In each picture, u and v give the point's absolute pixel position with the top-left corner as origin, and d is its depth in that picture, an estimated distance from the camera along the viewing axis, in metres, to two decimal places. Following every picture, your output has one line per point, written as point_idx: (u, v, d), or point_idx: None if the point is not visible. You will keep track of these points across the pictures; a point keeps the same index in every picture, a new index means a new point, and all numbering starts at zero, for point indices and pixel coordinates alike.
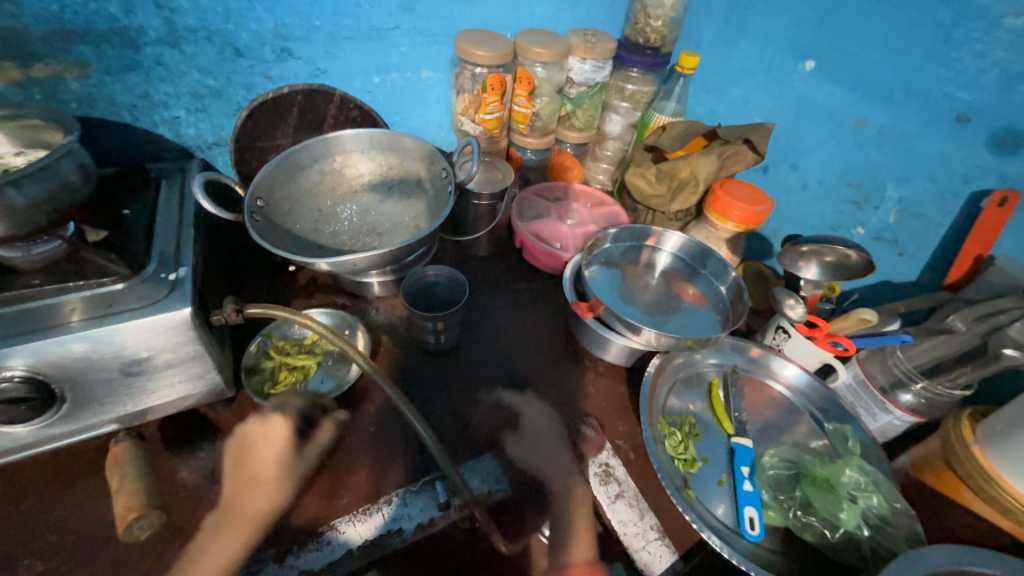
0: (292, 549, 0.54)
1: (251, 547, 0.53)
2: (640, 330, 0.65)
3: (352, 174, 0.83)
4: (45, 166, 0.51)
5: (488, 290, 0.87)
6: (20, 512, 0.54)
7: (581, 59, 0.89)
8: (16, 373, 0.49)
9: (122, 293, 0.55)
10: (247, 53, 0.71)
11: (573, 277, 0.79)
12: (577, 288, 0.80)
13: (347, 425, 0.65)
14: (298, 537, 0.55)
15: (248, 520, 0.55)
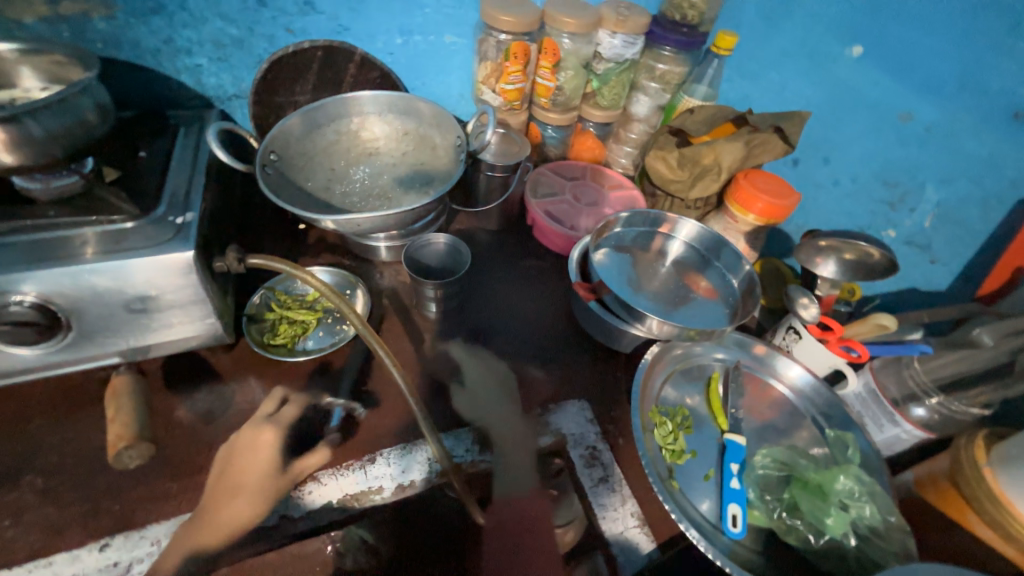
0: (306, 473, 0.56)
1: (268, 461, 0.56)
2: (643, 317, 0.64)
3: (367, 136, 0.83)
4: (63, 100, 0.52)
5: (494, 264, 0.87)
6: (27, 431, 0.57)
7: (611, 33, 0.85)
8: (28, 298, 0.51)
9: (131, 231, 0.56)
10: (270, 3, 0.71)
11: (580, 259, 0.77)
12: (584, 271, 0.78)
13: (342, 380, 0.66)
14: (309, 468, 0.57)
15: (262, 433, 0.59)
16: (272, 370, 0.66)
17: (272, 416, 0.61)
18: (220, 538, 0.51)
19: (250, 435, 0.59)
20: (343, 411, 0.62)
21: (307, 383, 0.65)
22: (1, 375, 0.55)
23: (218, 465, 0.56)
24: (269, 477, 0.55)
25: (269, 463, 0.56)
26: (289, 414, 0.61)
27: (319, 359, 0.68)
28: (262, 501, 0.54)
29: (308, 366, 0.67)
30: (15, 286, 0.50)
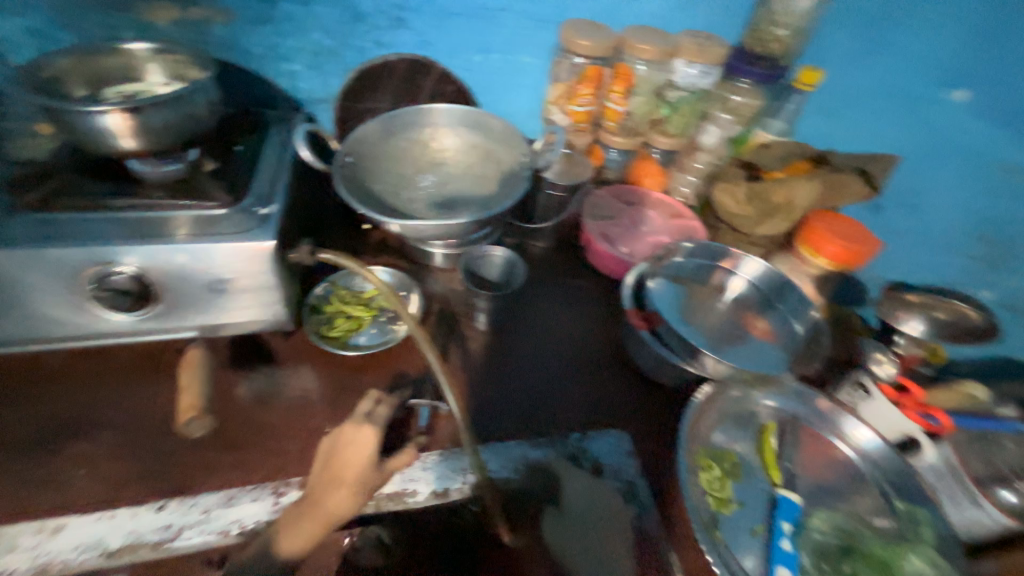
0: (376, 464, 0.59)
1: (366, 457, 0.55)
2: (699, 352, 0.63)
3: (435, 146, 0.86)
4: (179, 95, 0.58)
5: (544, 281, 0.87)
6: (106, 389, 0.61)
7: (688, 62, 0.83)
8: (129, 269, 0.56)
9: (220, 218, 0.60)
10: (366, 18, 0.76)
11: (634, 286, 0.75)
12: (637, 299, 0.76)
13: (388, 378, 0.68)
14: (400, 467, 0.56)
15: (362, 430, 0.56)
16: (325, 360, 0.69)
17: (369, 415, 0.59)
18: (321, 526, 0.52)
19: (352, 430, 0.57)
20: (430, 409, 0.64)
21: (355, 378, 0.68)
22: (90, 332, 0.60)
23: (326, 451, 0.56)
24: (367, 472, 0.54)
25: (367, 460, 0.55)
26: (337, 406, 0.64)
27: (368, 355, 0.70)
28: (359, 497, 0.53)
29: (358, 361, 0.69)
30: (119, 256, 0.55)
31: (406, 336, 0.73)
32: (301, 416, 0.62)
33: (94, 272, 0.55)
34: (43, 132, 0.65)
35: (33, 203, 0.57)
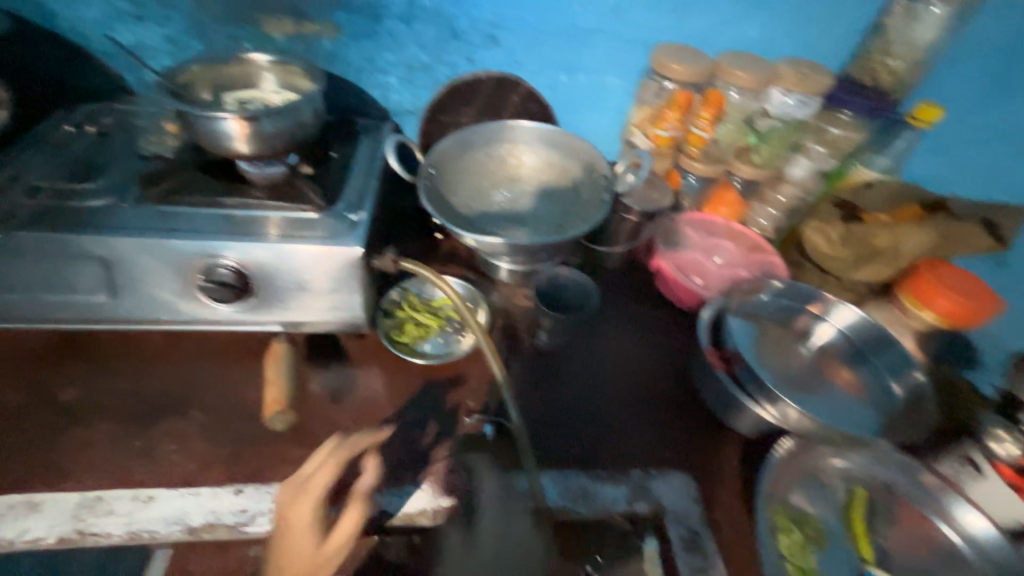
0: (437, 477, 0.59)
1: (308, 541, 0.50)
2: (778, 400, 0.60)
3: (513, 162, 0.87)
4: (292, 105, 0.62)
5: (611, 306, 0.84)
6: (199, 371, 0.66)
7: (785, 91, 0.79)
8: (229, 265, 0.60)
9: (315, 221, 0.64)
10: (461, 36, 0.78)
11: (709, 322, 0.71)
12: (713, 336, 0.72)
13: (453, 388, 0.69)
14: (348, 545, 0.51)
15: (297, 508, 0.53)
16: (393, 364, 0.71)
17: (305, 481, 0.55)
18: None
19: (291, 515, 0.52)
20: (494, 427, 0.64)
21: (420, 385, 0.69)
22: (186, 320, 0.64)
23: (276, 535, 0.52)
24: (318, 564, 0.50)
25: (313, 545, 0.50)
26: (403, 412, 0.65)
27: (434, 363, 0.71)
28: None
29: (423, 368, 0.71)
30: (224, 252, 0.59)
31: (472, 348, 0.73)
32: (368, 419, 0.64)
33: (201, 265, 0.59)
34: (171, 132, 0.72)
35: (156, 197, 0.61)
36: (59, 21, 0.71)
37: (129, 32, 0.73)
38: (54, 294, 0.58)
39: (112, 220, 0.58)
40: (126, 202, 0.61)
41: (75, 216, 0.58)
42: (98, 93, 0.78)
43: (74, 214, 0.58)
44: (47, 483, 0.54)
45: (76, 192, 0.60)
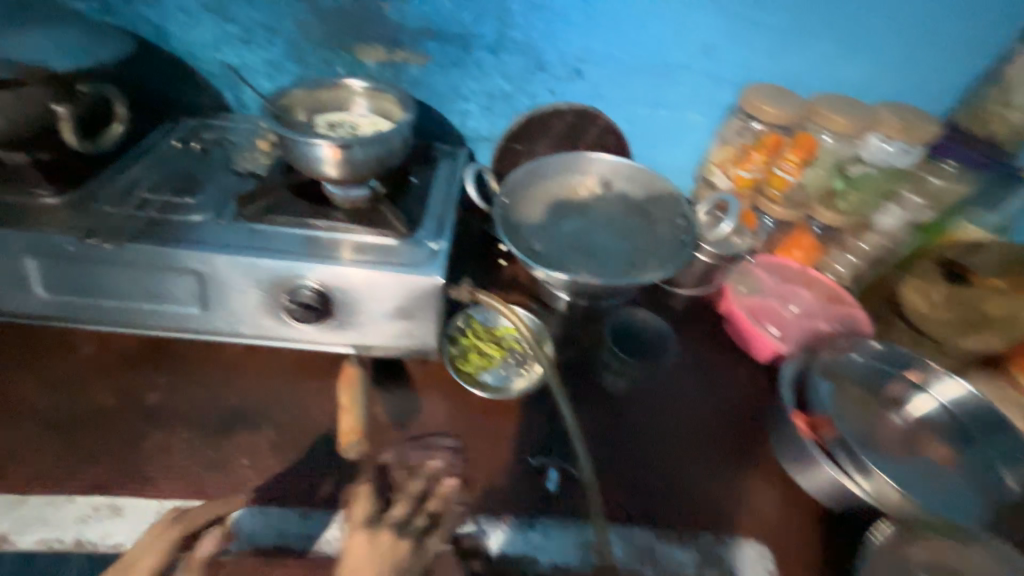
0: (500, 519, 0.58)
1: None
2: (871, 472, 0.56)
3: (584, 192, 0.85)
4: (385, 134, 0.63)
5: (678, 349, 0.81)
6: (272, 385, 0.67)
7: (885, 138, 0.75)
8: (309, 287, 0.61)
9: (396, 248, 0.64)
10: (546, 68, 0.78)
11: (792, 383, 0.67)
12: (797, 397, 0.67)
13: (516, 424, 0.67)
14: None
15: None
16: (456, 393, 0.70)
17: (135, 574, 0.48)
18: None
19: None
20: (560, 472, 0.62)
21: (483, 418, 0.67)
22: (263, 335, 0.65)
23: None
24: None
25: None
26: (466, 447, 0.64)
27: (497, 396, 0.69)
28: None
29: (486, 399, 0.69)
30: (311, 274, 0.60)
31: (538, 383, 0.71)
32: (431, 449, 0.63)
33: (287, 284, 0.61)
34: (263, 150, 0.75)
35: (249, 215, 0.64)
36: (172, 41, 0.75)
37: (233, 53, 0.77)
38: (150, 303, 0.60)
39: (207, 236, 0.60)
40: (222, 219, 0.64)
41: (175, 230, 0.60)
42: (198, 108, 0.82)
43: (175, 228, 0.61)
44: (130, 488, 0.56)
45: (178, 207, 0.64)
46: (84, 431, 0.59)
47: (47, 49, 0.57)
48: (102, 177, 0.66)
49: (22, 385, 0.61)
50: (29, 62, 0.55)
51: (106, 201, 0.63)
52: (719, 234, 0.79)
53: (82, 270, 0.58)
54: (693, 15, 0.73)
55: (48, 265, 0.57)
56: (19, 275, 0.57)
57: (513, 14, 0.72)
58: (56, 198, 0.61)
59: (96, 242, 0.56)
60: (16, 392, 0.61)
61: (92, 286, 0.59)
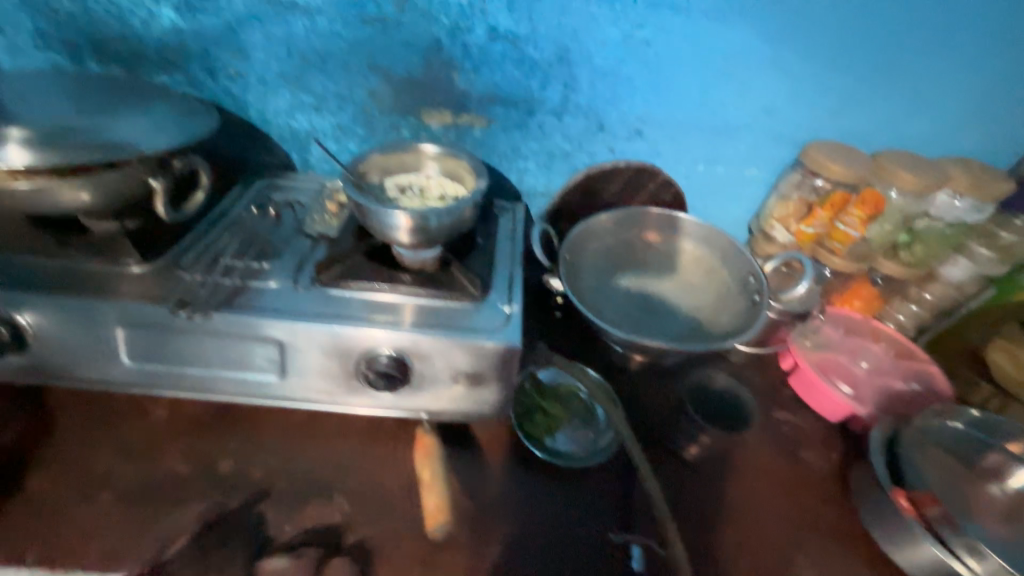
0: None
1: None
2: (987, 555, 0.53)
3: (640, 246, 0.86)
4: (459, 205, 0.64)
5: (745, 407, 0.79)
6: (343, 450, 0.66)
7: (954, 194, 0.75)
8: (385, 355, 0.61)
9: (472, 313, 0.65)
10: (607, 129, 0.79)
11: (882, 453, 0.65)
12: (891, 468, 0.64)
13: (591, 493, 0.65)
14: None
15: None
16: (527, 455, 0.67)
17: None
18: None
19: None
20: (642, 550, 0.59)
21: (556, 484, 0.65)
22: (336, 401, 0.65)
23: None
24: None
25: None
26: (545, 517, 0.62)
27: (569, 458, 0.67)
28: None
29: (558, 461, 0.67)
30: (390, 342, 0.60)
31: (613, 447, 0.69)
32: (510, 522, 0.61)
33: (365, 352, 0.61)
34: (331, 210, 0.77)
35: (326, 279, 0.64)
36: (248, 109, 0.78)
37: (304, 119, 0.79)
38: (230, 371, 0.61)
39: (286, 304, 0.61)
40: (300, 284, 0.65)
41: (258, 297, 0.61)
42: (265, 169, 0.84)
43: (258, 295, 0.62)
44: (202, 567, 0.53)
45: (258, 273, 0.65)
46: (156, 505, 0.58)
47: (143, 129, 0.60)
48: (183, 243, 0.67)
49: (97, 452, 0.61)
50: (128, 143, 0.57)
51: (190, 267, 0.64)
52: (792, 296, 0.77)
53: (167, 339, 0.58)
54: (757, 78, 0.74)
55: (136, 334, 0.58)
56: (107, 344, 0.58)
57: (579, 80, 0.74)
58: (142, 265, 0.62)
59: (186, 313, 0.57)
60: (92, 460, 0.60)
61: (173, 356, 0.59)
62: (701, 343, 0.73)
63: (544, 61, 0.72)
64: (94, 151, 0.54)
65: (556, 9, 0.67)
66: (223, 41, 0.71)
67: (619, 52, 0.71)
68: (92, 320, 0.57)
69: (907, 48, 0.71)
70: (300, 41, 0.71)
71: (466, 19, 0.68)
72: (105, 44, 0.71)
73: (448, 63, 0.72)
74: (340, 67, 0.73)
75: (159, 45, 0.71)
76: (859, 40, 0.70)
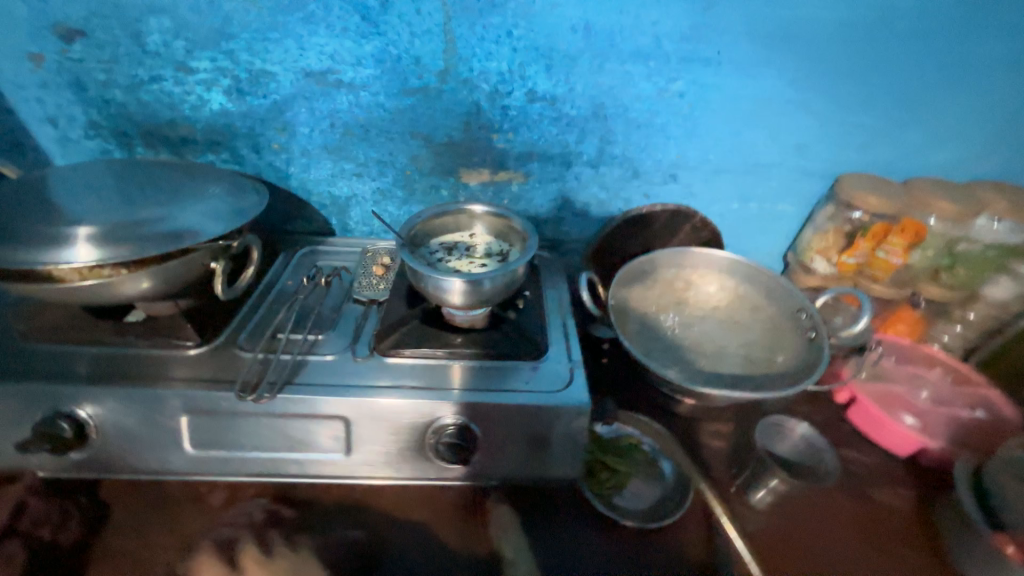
0: None
1: None
2: None
3: (680, 286, 0.87)
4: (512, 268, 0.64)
5: (819, 451, 0.75)
6: (408, 523, 0.60)
7: (992, 217, 0.76)
8: (448, 424, 0.59)
9: (536, 373, 0.64)
10: (642, 175, 0.81)
11: (973, 495, 0.63)
12: (987, 511, 0.61)
13: (673, 550, 0.61)
14: None
15: None
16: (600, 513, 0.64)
17: None
18: None
19: None
20: None
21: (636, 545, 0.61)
22: (401, 477, 0.61)
23: None
24: None
25: None
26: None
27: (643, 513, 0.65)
28: None
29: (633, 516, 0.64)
30: (455, 407, 0.59)
31: (693, 500, 0.67)
32: None
33: (430, 422, 0.59)
34: (377, 274, 0.77)
35: (384, 347, 0.64)
36: (290, 180, 0.80)
37: (345, 186, 0.80)
38: (293, 450, 0.59)
39: (350, 376, 0.61)
40: (359, 354, 0.64)
41: (318, 371, 0.61)
42: (306, 235, 0.86)
43: (318, 369, 0.61)
44: None
45: (316, 344, 0.65)
46: None
47: (203, 215, 0.61)
48: (237, 321, 0.67)
49: (154, 538, 0.57)
50: (190, 231, 0.58)
51: (248, 345, 0.64)
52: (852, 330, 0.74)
53: (230, 423, 0.57)
54: (788, 120, 0.75)
55: (199, 419, 0.57)
56: (170, 432, 0.57)
57: (614, 133, 0.75)
58: (200, 347, 0.62)
59: (252, 397, 0.56)
60: (148, 550, 0.56)
61: (236, 440, 0.58)
62: (766, 388, 0.70)
63: (580, 117, 0.73)
64: (160, 242, 0.55)
65: (592, 69, 0.69)
66: (268, 119, 0.73)
67: (653, 105, 0.73)
68: (156, 408, 0.56)
69: (940, 83, 0.72)
70: (343, 115, 0.72)
71: (505, 84, 0.70)
72: (154, 130, 0.73)
73: (487, 125, 0.74)
74: (382, 136, 0.75)
75: (206, 127, 0.73)
76: (891, 78, 0.71)
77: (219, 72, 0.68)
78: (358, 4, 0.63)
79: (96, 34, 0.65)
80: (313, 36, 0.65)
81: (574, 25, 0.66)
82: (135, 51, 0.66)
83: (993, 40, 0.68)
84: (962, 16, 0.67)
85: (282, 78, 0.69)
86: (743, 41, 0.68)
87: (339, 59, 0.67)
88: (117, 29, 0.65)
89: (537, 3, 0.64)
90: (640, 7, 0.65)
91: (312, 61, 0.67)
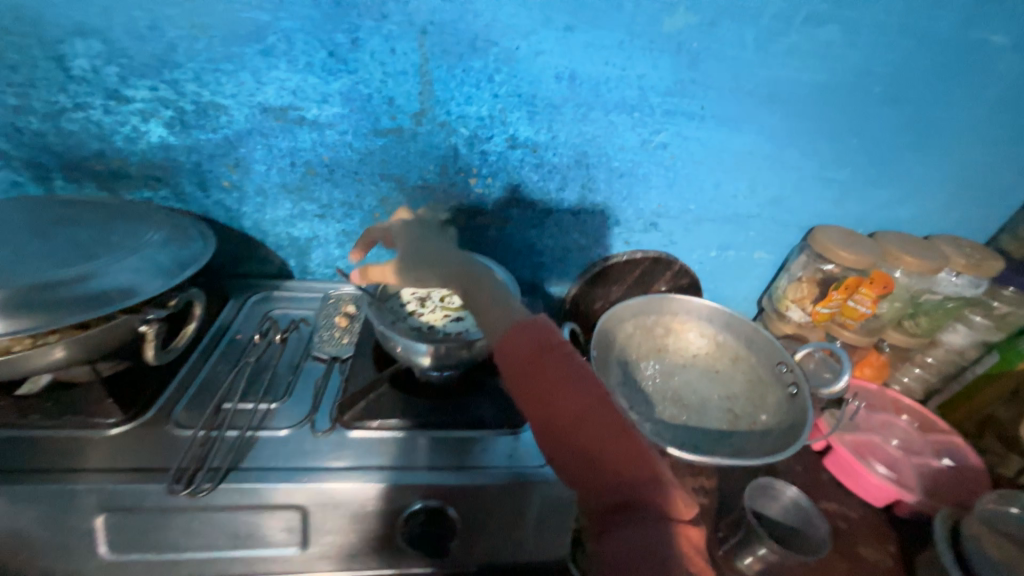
0: None
1: None
2: None
3: (660, 333, 0.84)
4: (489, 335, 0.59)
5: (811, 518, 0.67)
6: None
7: (955, 273, 0.79)
8: (416, 513, 0.52)
9: (518, 446, 0.59)
10: (623, 223, 0.79)
11: (953, 555, 0.63)
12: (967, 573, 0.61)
13: (663, 539, 0.41)
14: None
15: None
16: (569, 435, 0.46)
17: None
18: None
19: None
20: None
21: (615, 517, 0.43)
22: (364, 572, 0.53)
23: None
24: None
25: None
26: None
27: (628, 431, 0.47)
28: None
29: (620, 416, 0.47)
30: (429, 491, 0.52)
31: None
32: None
33: (400, 507, 0.52)
34: (341, 326, 0.70)
35: (347, 420, 0.57)
36: (243, 220, 0.71)
37: (307, 227, 0.73)
38: (237, 547, 0.50)
39: (307, 458, 0.53)
40: (319, 429, 0.56)
41: (269, 451, 0.53)
42: (261, 278, 0.77)
43: (268, 450, 0.53)
44: None
45: (268, 416, 0.57)
46: None
47: (136, 269, 0.53)
48: (174, 390, 0.58)
49: None
50: (120, 290, 0.50)
51: (186, 421, 0.55)
52: (835, 390, 0.71)
53: (158, 521, 0.48)
54: (766, 173, 0.75)
55: (121, 519, 0.47)
56: (81, 535, 0.47)
57: (597, 181, 0.73)
58: (125, 425, 0.53)
59: (187, 491, 0.47)
60: None
61: (166, 542, 0.48)
62: (755, 455, 0.67)
63: (563, 164, 0.71)
64: (80, 307, 0.47)
65: (576, 117, 0.67)
66: (218, 155, 0.65)
67: (637, 155, 0.71)
68: (64, 508, 0.46)
69: (904, 144, 0.75)
70: (307, 154, 0.66)
71: (485, 129, 0.66)
72: (80, 164, 0.63)
73: (465, 169, 0.69)
74: (349, 177, 0.69)
75: (144, 161, 0.64)
76: (861, 137, 0.73)
77: (160, 103, 0.60)
78: (325, 39, 0.57)
79: (7, 55, 0.56)
80: (273, 70, 0.59)
81: (559, 73, 0.63)
82: (57, 76, 0.57)
83: (952, 106, 0.72)
84: (927, 83, 0.69)
85: (235, 112, 0.61)
86: (726, 97, 0.67)
87: (302, 96, 0.61)
88: (34, 50, 0.56)
89: (520, 48, 0.60)
90: (627, 58, 0.63)
91: (271, 96, 0.60)
